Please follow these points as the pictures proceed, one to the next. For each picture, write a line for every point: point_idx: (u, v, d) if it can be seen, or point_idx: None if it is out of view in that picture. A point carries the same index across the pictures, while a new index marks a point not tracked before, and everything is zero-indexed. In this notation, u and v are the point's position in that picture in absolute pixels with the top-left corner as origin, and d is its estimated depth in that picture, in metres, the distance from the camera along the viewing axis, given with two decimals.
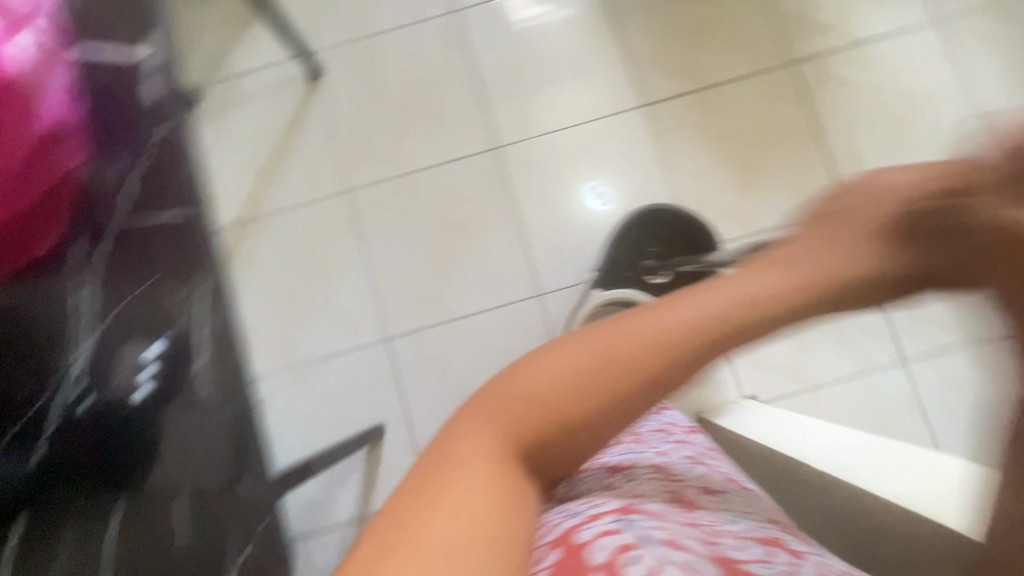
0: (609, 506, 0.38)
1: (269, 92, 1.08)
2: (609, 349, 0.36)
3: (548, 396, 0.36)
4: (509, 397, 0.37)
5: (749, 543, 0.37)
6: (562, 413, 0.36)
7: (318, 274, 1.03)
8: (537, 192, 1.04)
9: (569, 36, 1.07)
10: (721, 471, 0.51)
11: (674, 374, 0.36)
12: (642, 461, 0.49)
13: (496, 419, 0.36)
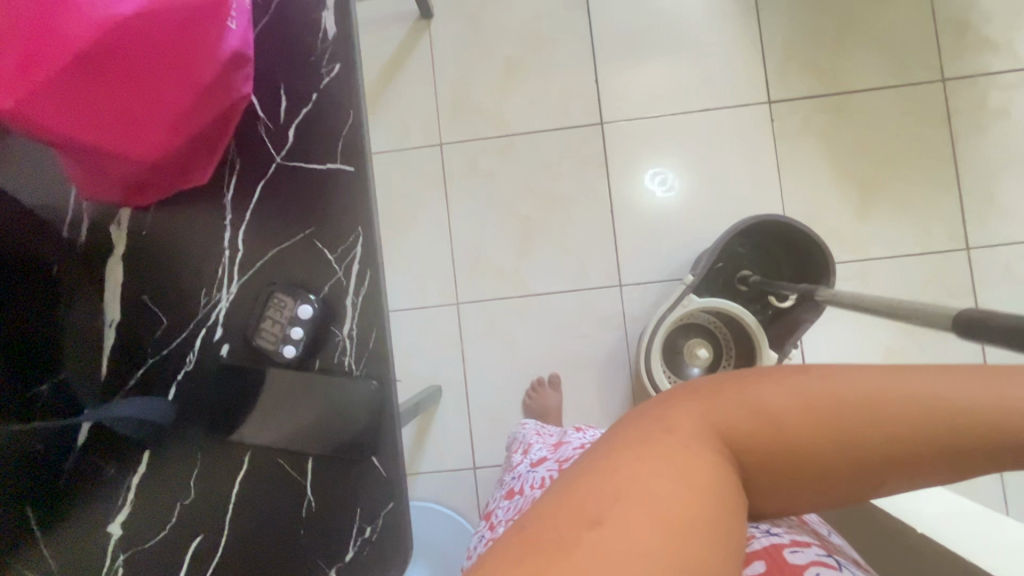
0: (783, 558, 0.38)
1: (373, 26, 1.03)
2: (861, 388, 0.31)
3: (768, 411, 0.32)
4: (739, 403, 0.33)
5: None
6: (778, 434, 0.32)
7: (397, 226, 1.01)
8: (636, 177, 0.98)
9: (701, 13, 0.99)
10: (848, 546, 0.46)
11: (931, 442, 0.30)
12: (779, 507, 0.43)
13: (702, 414, 0.33)
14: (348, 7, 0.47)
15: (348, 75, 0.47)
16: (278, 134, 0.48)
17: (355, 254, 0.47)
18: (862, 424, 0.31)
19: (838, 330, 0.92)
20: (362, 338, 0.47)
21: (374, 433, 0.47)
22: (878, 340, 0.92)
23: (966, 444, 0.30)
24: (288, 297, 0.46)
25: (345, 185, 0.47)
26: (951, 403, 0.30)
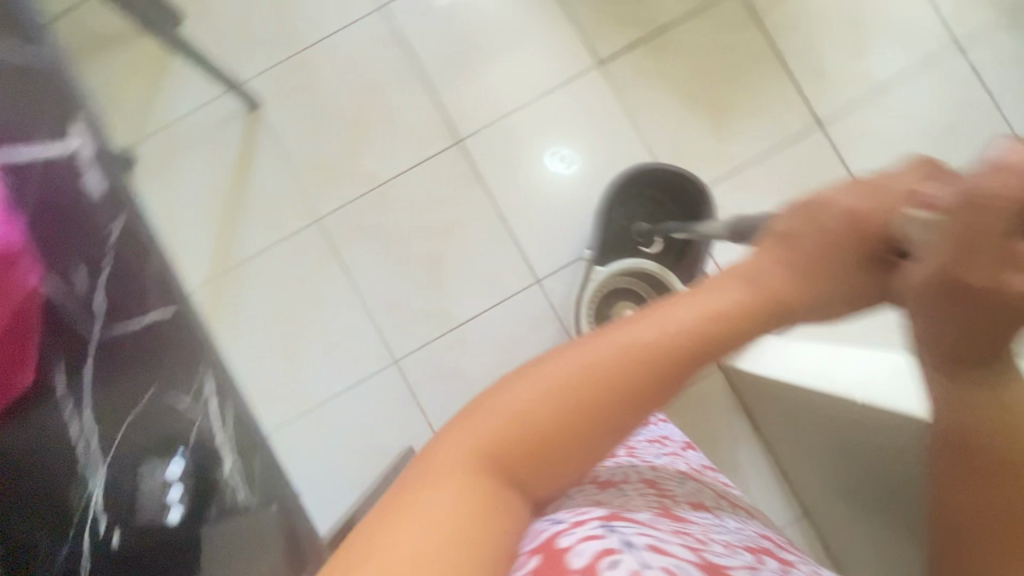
0: (596, 516, 0.35)
1: (208, 134, 1.01)
2: (573, 360, 0.34)
3: (518, 410, 0.33)
4: (487, 414, 0.33)
5: (739, 551, 0.35)
6: (533, 425, 0.33)
7: (308, 313, 0.99)
8: (512, 177, 1.00)
9: (506, 8, 1.02)
10: (714, 487, 0.49)
11: (649, 376, 0.33)
12: (630, 463, 0.47)
13: (462, 441, 0.33)
14: (110, 169, 0.65)
15: (131, 226, 0.65)
16: (86, 306, 0.61)
17: (209, 396, 0.66)
18: (591, 385, 0.33)
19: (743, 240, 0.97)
20: (242, 475, 0.66)
21: (287, 551, 0.66)
22: None
23: (663, 362, 0.34)
24: (158, 465, 0.61)
25: (171, 327, 0.65)
26: (647, 342, 0.34)
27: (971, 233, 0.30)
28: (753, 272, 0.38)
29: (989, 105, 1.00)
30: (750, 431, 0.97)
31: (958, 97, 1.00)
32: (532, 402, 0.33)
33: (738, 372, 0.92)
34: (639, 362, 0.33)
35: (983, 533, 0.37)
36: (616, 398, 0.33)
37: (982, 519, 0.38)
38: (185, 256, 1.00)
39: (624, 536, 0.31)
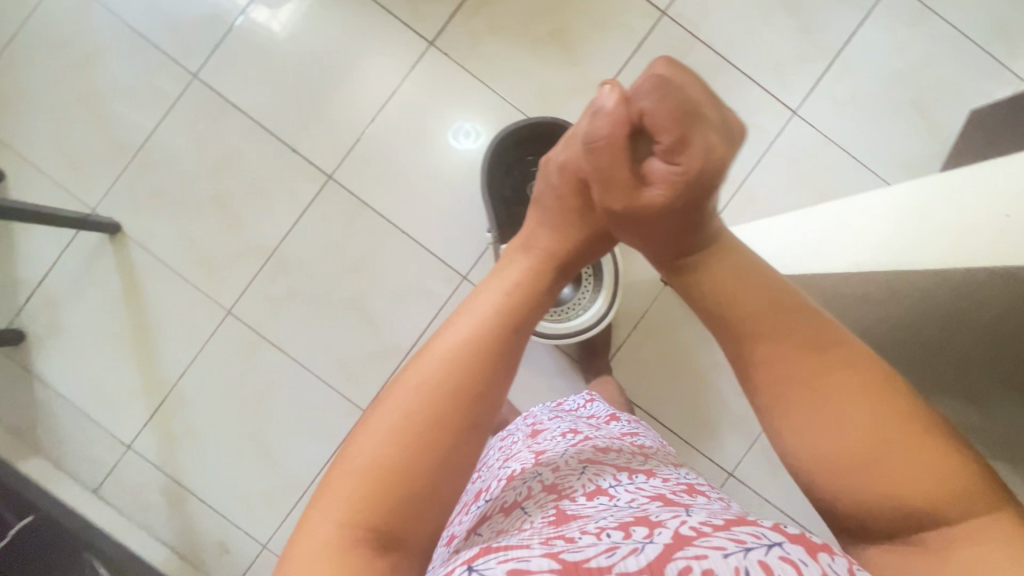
0: (465, 558, 0.37)
1: (83, 276, 0.96)
2: (404, 396, 0.39)
3: (370, 459, 0.37)
4: (347, 473, 0.37)
5: (607, 533, 0.37)
6: (385, 469, 0.37)
7: (261, 404, 0.96)
8: (396, 191, 0.97)
9: (318, 28, 0.97)
10: (616, 464, 0.52)
11: (469, 371, 0.40)
12: (533, 488, 0.49)
13: (330, 509, 0.36)
14: None
15: None
16: None
17: None
18: (424, 402, 0.38)
19: None
20: None
21: None
22: None
23: (475, 366, 0.40)
24: None
25: None
26: (457, 354, 0.40)
27: (607, 154, 0.39)
28: (527, 243, 0.47)
29: None
30: None
31: None
32: (378, 449, 0.37)
33: None
34: (458, 365, 0.40)
35: (800, 386, 0.38)
36: (455, 397, 0.39)
37: (793, 374, 0.39)
38: (117, 402, 0.96)
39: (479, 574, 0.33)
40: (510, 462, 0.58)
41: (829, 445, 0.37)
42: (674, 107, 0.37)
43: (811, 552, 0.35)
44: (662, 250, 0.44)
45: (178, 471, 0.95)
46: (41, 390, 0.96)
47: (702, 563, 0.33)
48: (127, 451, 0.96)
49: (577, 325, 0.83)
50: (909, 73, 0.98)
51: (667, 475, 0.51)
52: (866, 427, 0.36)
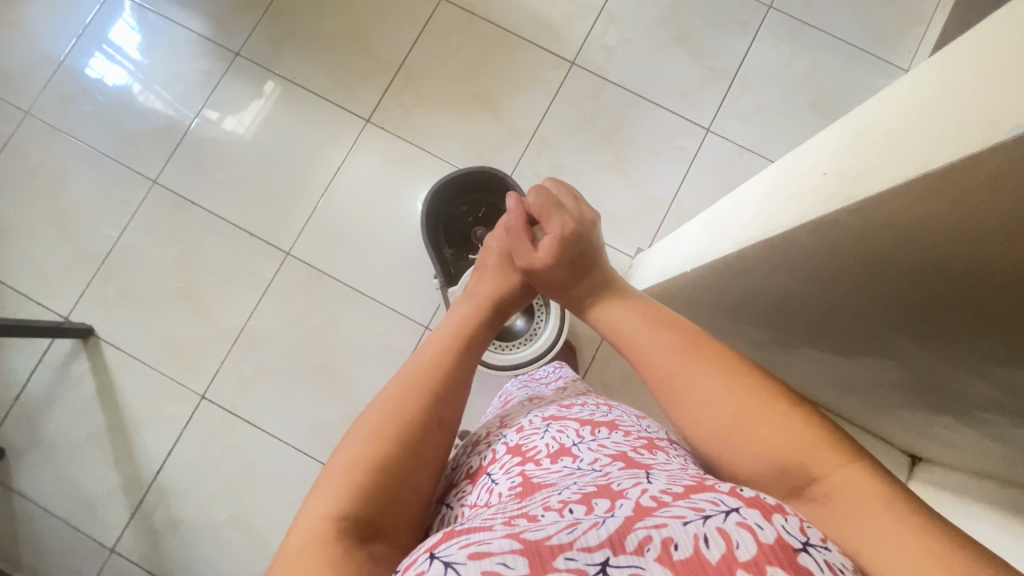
0: (424, 546, 0.34)
1: (58, 384, 0.99)
2: (379, 406, 0.42)
3: (349, 460, 0.39)
4: (329, 476, 0.38)
5: (569, 508, 0.35)
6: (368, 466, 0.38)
7: (243, 484, 0.96)
8: (351, 257, 1.03)
9: (264, 123, 1.07)
10: (579, 418, 0.53)
11: (443, 380, 0.45)
12: (498, 454, 0.50)
13: (313, 510, 0.36)
14: None
15: None
16: None
17: None
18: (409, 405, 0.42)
19: None
20: None
21: None
22: (596, 167, 1.05)
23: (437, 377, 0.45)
24: None
25: None
26: (422, 368, 0.45)
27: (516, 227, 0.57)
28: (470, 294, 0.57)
29: None
30: None
31: None
32: (354, 450, 0.39)
33: None
34: (425, 376, 0.45)
35: (690, 388, 0.43)
36: (435, 401, 0.43)
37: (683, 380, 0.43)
38: (98, 506, 0.96)
39: (439, 561, 0.31)
40: (477, 436, 0.58)
41: (720, 432, 0.41)
42: (548, 199, 0.56)
43: (765, 515, 0.33)
44: (566, 301, 0.56)
45: (164, 568, 0.94)
46: (21, 504, 0.96)
47: (662, 532, 0.31)
48: (111, 554, 0.94)
49: (523, 356, 0.86)
50: (802, 82, 1.08)
51: (629, 427, 0.53)
52: (748, 412, 0.40)
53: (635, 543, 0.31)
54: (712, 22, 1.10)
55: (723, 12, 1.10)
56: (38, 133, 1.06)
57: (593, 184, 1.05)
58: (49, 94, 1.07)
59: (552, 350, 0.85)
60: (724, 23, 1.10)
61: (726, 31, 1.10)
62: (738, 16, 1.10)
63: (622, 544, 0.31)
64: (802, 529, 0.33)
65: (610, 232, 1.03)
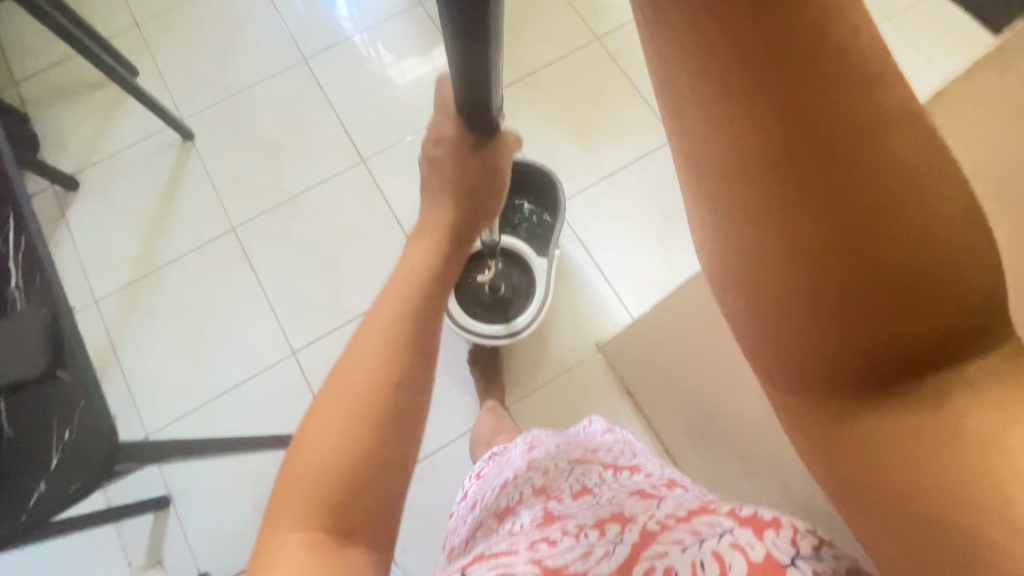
0: (459, 569, 0.44)
1: (145, 161, 1.16)
2: (344, 379, 0.36)
3: (320, 448, 0.33)
4: (297, 477, 0.33)
5: (585, 533, 0.44)
6: (353, 413, 0.35)
7: (217, 311, 1.07)
8: (408, 192, 1.13)
9: (407, 60, 1.23)
10: (602, 463, 0.63)
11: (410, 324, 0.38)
12: (524, 493, 0.58)
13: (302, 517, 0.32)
14: None
15: None
16: None
17: (11, 230, 0.52)
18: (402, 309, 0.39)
19: (608, 235, 1.10)
20: (29, 286, 0.51)
21: (56, 348, 0.49)
22: (645, 231, 1.10)
23: (406, 316, 0.39)
24: None
25: None
26: (387, 318, 0.38)
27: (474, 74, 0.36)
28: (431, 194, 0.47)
29: None
30: (631, 409, 1.01)
31: None
32: (322, 444, 0.34)
33: (612, 348, 0.99)
34: (392, 332, 0.38)
35: (807, 194, 0.22)
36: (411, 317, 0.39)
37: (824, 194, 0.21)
38: (109, 265, 1.10)
39: None
40: (504, 475, 0.67)
41: (817, 297, 0.23)
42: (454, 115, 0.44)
43: (757, 532, 0.37)
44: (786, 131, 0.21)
45: (120, 339, 1.06)
46: (63, 230, 1.12)
47: (664, 562, 0.37)
48: (92, 305, 1.07)
49: (523, 321, 0.95)
50: None
51: (649, 472, 0.61)
52: (893, 215, 0.22)
53: (641, 573, 0.38)
54: None
55: None
56: None
57: (635, 240, 1.10)
58: None
59: (515, 334, 0.94)
60: None
61: None
62: None
63: (629, 573, 0.38)
64: (794, 541, 0.35)
65: (625, 286, 1.08)
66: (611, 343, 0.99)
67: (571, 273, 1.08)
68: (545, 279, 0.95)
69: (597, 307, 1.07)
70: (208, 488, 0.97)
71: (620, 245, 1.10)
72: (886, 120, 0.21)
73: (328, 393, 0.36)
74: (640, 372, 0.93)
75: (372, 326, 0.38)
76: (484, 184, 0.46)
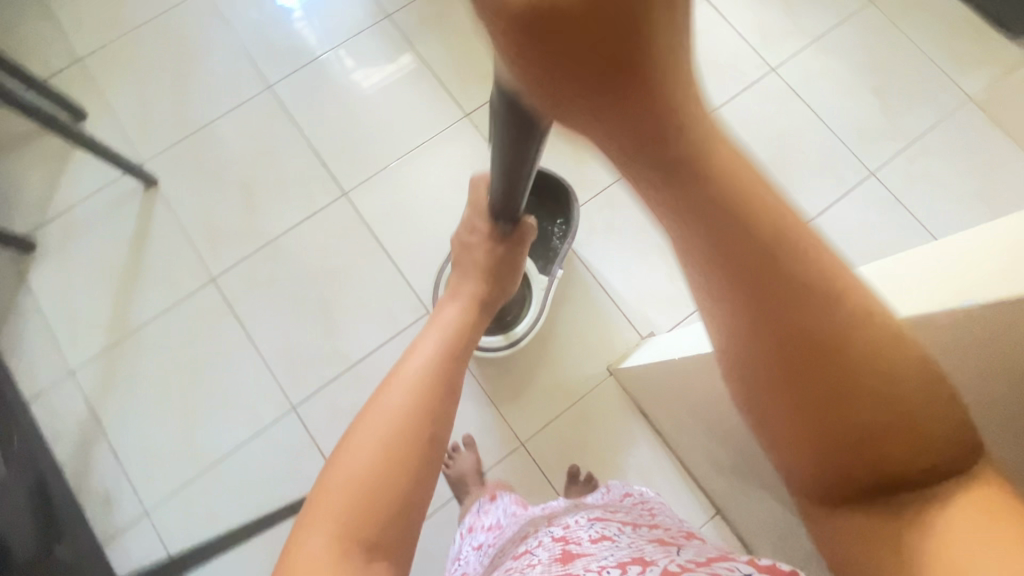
0: None
1: (106, 213, 1.07)
2: (388, 413, 0.44)
3: (360, 464, 0.41)
4: (334, 486, 0.40)
5: (607, 570, 0.41)
6: (393, 441, 0.42)
7: (205, 369, 1.01)
8: (396, 224, 1.07)
9: (380, 79, 1.16)
10: (621, 519, 0.59)
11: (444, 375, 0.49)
12: (542, 542, 0.55)
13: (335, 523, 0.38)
14: None
15: None
16: None
17: None
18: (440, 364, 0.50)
19: (610, 253, 1.07)
20: None
21: None
22: (647, 244, 1.07)
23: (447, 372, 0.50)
24: None
25: None
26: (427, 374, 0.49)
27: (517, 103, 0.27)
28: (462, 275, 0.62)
29: (808, 115, 1.15)
30: (650, 432, 0.99)
31: (777, 114, 1.15)
32: (363, 462, 0.41)
33: (626, 374, 0.96)
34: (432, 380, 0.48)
35: (757, 351, 0.25)
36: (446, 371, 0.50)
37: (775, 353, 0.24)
38: (81, 332, 1.02)
39: None
40: (526, 531, 0.65)
41: (781, 421, 0.26)
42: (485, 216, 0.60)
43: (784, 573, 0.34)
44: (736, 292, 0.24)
45: (104, 411, 0.99)
46: (24, 298, 1.03)
47: None
48: (68, 377, 1.00)
49: (522, 329, 0.91)
50: (875, 256, 1.08)
51: (667, 525, 0.60)
52: (848, 353, 0.24)
53: None
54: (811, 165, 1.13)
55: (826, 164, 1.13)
56: (200, 10, 1.19)
57: (638, 256, 1.07)
58: None
59: (510, 346, 0.92)
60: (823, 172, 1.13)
61: (822, 178, 1.12)
62: (840, 172, 1.13)
63: None
64: None
65: (632, 305, 1.04)
66: (624, 369, 0.96)
67: (576, 296, 1.05)
68: (542, 293, 0.92)
69: (606, 329, 1.03)
70: (220, 560, 0.93)
71: (623, 262, 1.06)
72: (821, 277, 0.23)
73: (375, 417, 0.44)
74: (656, 400, 0.91)
75: (412, 375, 0.48)
76: (501, 270, 0.62)
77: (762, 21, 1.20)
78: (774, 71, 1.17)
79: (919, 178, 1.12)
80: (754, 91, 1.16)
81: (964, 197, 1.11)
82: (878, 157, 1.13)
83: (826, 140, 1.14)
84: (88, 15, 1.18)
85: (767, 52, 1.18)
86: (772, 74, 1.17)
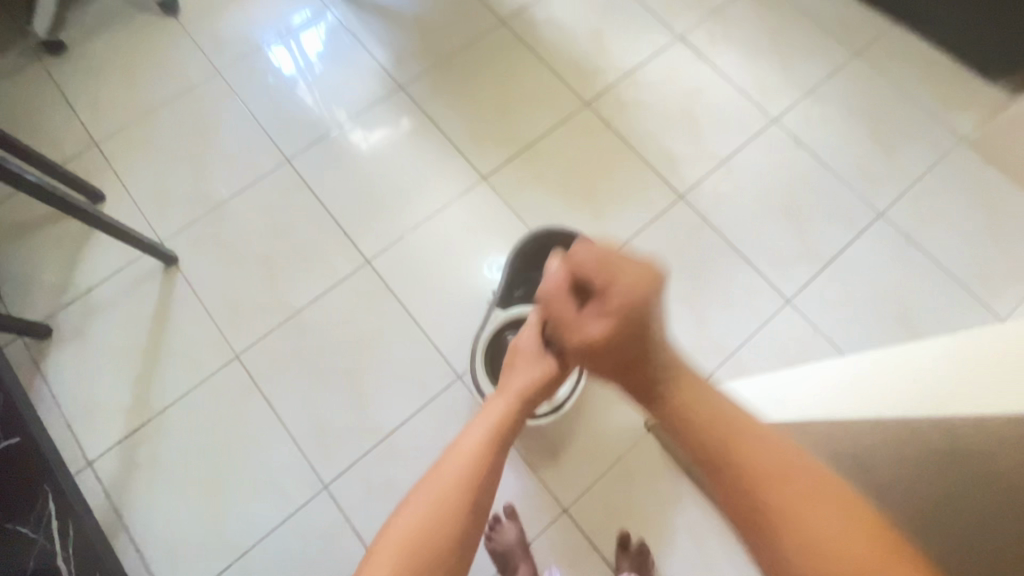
0: None
1: (125, 294, 1.06)
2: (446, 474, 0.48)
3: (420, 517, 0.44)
4: (394, 541, 0.42)
5: None
6: (450, 498, 0.45)
7: (231, 451, 0.97)
8: (421, 290, 1.07)
9: (397, 147, 1.18)
10: None
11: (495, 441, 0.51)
12: None
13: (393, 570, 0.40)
14: None
15: None
16: None
17: None
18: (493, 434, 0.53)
19: None
20: None
21: None
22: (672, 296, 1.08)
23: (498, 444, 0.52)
24: None
25: None
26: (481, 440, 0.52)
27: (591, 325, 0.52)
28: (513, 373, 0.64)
29: (815, 161, 1.19)
30: (695, 490, 0.96)
31: (785, 161, 1.19)
32: (423, 515, 0.44)
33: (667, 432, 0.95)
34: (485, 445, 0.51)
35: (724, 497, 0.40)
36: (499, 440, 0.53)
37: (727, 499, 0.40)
38: (100, 419, 0.98)
39: None
40: None
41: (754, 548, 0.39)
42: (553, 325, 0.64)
43: None
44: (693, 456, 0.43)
45: (124, 503, 0.94)
46: (40, 386, 0.99)
47: None
48: (86, 468, 0.95)
49: (564, 394, 0.90)
50: (895, 294, 1.10)
51: None
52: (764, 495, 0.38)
53: None
54: (823, 208, 1.16)
55: (836, 206, 1.16)
56: (217, 89, 1.22)
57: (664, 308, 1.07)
58: (240, 62, 1.24)
59: (554, 411, 0.90)
60: (835, 214, 1.16)
61: (835, 220, 1.15)
62: (852, 214, 1.16)
63: None
64: None
65: None
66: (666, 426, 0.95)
67: None
68: None
69: None
70: None
71: None
72: (736, 450, 0.40)
73: (436, 476, 0.48)
74: None
75: (469, 441, 0.51)
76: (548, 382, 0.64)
77: (759, 75, 1.26)
78: (776, 121, 1.22)
79: (927, 215, 1.16)
80: (759, 140, 1.20)
81: (973, 232, 1.14)
82: (885, 198, 1.17)
83: (835, 183, 1.18)
84: (106, 99, 1.20)
85: (767, 104, 1.24)
86: (774, 124, 1.22)
